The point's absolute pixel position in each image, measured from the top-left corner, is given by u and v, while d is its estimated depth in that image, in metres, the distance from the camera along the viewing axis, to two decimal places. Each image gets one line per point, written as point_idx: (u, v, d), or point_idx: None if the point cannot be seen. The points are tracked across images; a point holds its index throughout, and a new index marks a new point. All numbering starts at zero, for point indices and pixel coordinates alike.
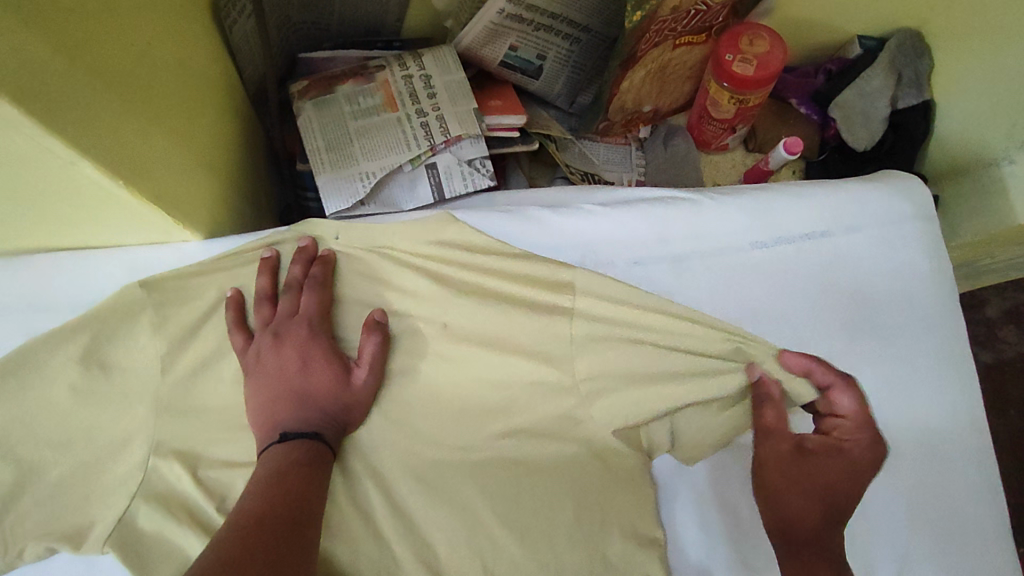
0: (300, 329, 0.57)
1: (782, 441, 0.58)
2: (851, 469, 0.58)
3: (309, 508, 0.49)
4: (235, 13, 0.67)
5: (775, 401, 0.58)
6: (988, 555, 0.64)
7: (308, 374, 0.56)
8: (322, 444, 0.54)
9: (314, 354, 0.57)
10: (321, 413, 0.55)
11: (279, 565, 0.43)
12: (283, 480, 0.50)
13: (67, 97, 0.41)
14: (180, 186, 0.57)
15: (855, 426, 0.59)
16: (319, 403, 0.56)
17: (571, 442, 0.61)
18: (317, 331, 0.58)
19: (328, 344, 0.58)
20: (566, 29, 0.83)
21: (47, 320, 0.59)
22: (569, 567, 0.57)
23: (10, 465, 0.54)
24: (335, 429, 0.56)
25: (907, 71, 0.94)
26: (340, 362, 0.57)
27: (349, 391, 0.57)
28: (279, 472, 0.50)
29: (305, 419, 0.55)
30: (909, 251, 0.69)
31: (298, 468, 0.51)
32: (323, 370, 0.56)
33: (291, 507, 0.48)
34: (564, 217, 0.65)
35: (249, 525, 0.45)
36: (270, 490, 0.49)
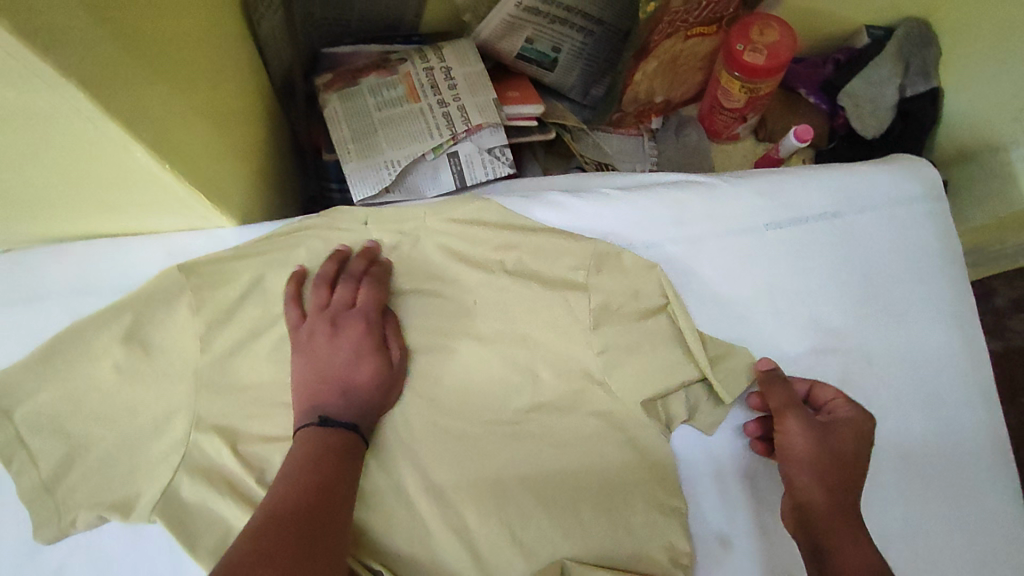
0: (357, 321, 0.59)
1: (787, 419, 0.59)
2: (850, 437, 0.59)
3: (337, 495, 0.51)
4: (262, 9, 0.69)
5: (784, 383, 0.61)
6: (998, 519, 0.66)
7: (356, 367, 0.58)
8: (359, 440, 0.56)
9: (366, 350, 0.58)
10: (362, 405, 0.57)
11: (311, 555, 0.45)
12: (316, 467, 0.51)
13: (124, 85, 0.44)
14: (215, 172, 0.59)
15: (847, 402, 0.61)
16: (363, 397, 0.57)
17: (596, 417, 0.62)
18: (370, 326, 0.59)
19: (378, 340, 0.59)
20: (581, 22, 0.85)
21: (90, 304, 0.61)
22: (594, 535, 0.59)
23: (62, 439, 0.57)
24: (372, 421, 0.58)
25: (915, 59, 0.96)
26: (387, 361, 0.59)
27: (389, 391, 0.59)
28: (314, 454, 0.52)
29: (349, 411, 0.56)
30: (919, 229, 0.71)
31: (334, 454, 0.53)
32: (371, 365, 0.58)
33: (324, 497, 0.49)
34: (583, 201, 0.67)
35: (281, 512, 0.47)
36: (310, 475, 0.50)
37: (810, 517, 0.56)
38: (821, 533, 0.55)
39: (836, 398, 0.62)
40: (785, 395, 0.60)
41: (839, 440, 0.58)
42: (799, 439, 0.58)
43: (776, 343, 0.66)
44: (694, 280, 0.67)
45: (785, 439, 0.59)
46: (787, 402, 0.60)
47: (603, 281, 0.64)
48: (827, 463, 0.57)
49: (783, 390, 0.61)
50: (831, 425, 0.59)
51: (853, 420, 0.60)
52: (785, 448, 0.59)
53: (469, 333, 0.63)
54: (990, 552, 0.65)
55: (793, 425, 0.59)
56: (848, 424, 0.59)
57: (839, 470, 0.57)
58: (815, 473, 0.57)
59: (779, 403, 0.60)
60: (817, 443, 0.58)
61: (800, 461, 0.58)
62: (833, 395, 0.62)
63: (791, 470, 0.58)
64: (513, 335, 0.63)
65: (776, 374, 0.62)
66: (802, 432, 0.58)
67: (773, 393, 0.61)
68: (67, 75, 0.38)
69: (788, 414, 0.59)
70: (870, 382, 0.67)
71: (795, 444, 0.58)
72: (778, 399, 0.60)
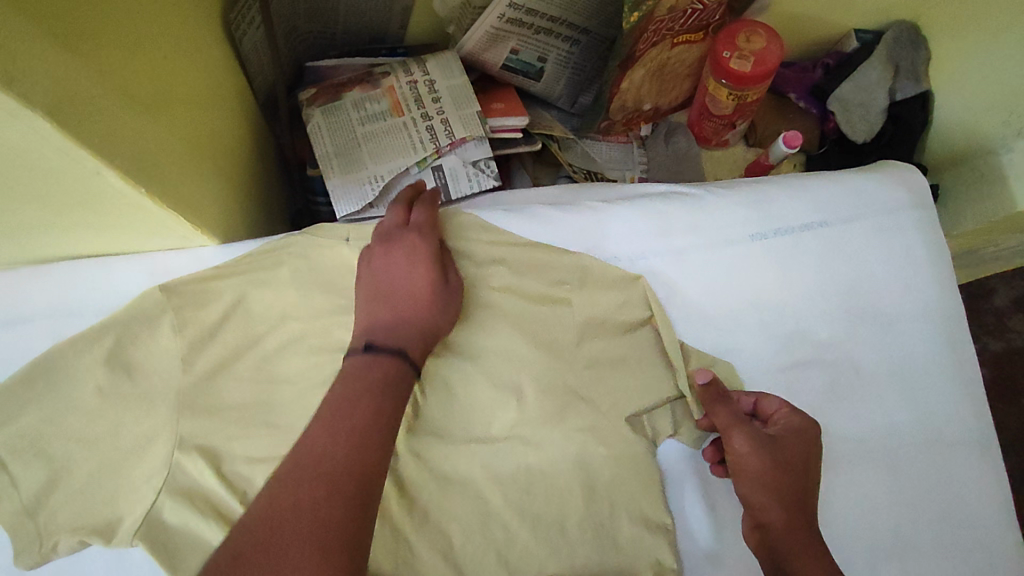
0: (411, 233, 0.60)
1: (734, 438, 0.58)
2: (797, 447, 0.58)
3: (374, 450, 0.45)
4: (244, 26, 0.69)
5: (725, 400, 0.59)
6: (989, 531, 0.66)
7: (410, 286, 0.57)
8: (407, 366, 0.52)
9: (420, 260, 0.58)
10: (416, 317, 0.55)
11: (345, 547, 0.40)
12: (350, 413, 0.47)
13: (95, 111, 0.44)
14: (194, 192, 0.59)
15: (793, 411, 0.60)
16: (415, 319, 0.55)
17: (583, 433, 0.61)
18: (427, 247, 0.59)
19: (435, 262, 0.59)
20: (566, 31, 0.85)
21: (72, 325, 0.61)
22: (580, 551, 0.59)
23: (43, 463, 0.56)
24: (420, 351, 0.55)
25: (904, 63, 0.95)
26: (439, 273, 0.59)
27: (438, 317, 0.57)
28: (344, 401, 0.47)
29: (400, 334, 0.54)
30: (907, 239, 0.71)
31: (369, 394, 0.48)
32: (426, 275, 0.57)
33: (355, 462, 0.44)
34: (566, 215, 0.67)
35: (299, 479, 0.42)
36: (339, 436, 0.45)
37: (769, 539, 0.56)
38: (781, 555, 0.54)
39: (780, 408, 0.60)
40: (728, 412, 0.59)
41: (786, 451, 0.57)
42: (746, 460, 0.57)
43: (762, 355, 0.66)
44: (680, 293, 0.66)
45: (735, 460, 0.58)
46: (731, 419, 0.58)
47: (586, 296, 0.64)
48: (779, 481, 0.56)
49: (726, 408, 0.59)
50: (778, 439, 0.58)
51: (799, 429, 0.59)
52: (737, 467, 0.58)
53: (453, 350, 0.62)
54: (980, 562, 0.65)
55: (739, 442, 0.58)
56: (794, 434, 0.58)
57: (791, 486, 0.56)
58: (770, 493, 0.56)
59: (723, 422, 0.59)
60: (765, 460, 0.57)
61: (754, 483, 0.57)
62: (777, 406, 0.61)
63: (745, 489, 0.57)
64: (497, 350, 0.63)
65: (717, 392, 0.60)
66: (749, 449, 0.57)
67: (714, 411, 0.59)
68: (33, 106, 0.39)
69: (733, 433, 0.58)
70: (856, 394, 0.66)
71: (745, 465, 0.57)
72: (722, 417, 0.59)
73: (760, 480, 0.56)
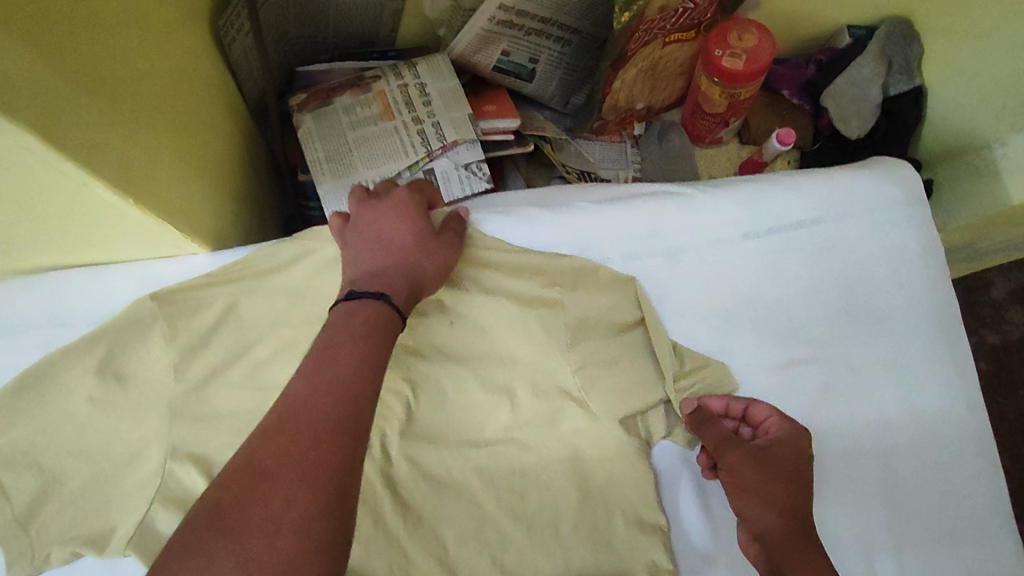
0: (401, 197, 0.61)
1: (726, 454, 0.58)
2: (788, 454, 0.58)
3: (358, 394, 0.44)
4: (233, 32, 0.69)
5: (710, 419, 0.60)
6: (986, 527, 0.65)
7: (397, 240, 0.57)
8: (388, 306, 0.51)
9: (408, 220, 0.59)
10: (402, 265, 0.55)
11: (331, 498, 0.39)
12: (333, 359, 0.45)
13: (80, 123, 0.44)
14: (183, 200, 0.59)
15: (784, 418, 0.60)
16: (400, 267, 0.55)
17: (576, 434, 0.62)
18: (416, 208, 0.60)
19: (423, 220, 0.60)
20: (557, 32, 0.84)
21: (63, 335, 0.61)
22: (575, 554, 0.59)
23: (34, 474, 0.56)
24: (406, 298, 0.53)
25: (897, 58, 0.94)
26: (427, 231, 0.59)
27: (425, 267, 0.57)
28: (326, 348, 0.46)
29: (386, 281, 0.53)
30: (900, 235, 0.70)
31: (351, 338, 0.47)
32: (413, 231, 0.58)
33: (339, 410, 0.42)
34: (559, 216, 0.67)
35: (283, 425, 0.41)
36: (322, 383, 0.43)
37: (768, 549, 0.56)
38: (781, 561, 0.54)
39: (770, 416, 0.60)
40: (716, 429, 0.59)
41: (776, 461, 0.58)
42: (738, 475, 0.58)
43: (756, 354, 0.66)
44: (673, 294, 0.66)
45: (728, 475, 0.58)
46: (721, 436, 0.59)
47: (579, 297, 0.64)
48: (771, 489, 0.57)
49: (712, 427, 0.60)
50: (768, 449, 0.58)
51: (789, 437, 0.59)
52: (731, 483, 0.58)
53: (445, 354, 0.63)
54: (976, 560, 0.64)
55: (732, 457, 0.58)
56: (784, 443, 0.58)
57: (784, 494, 0.57)
58: (764, 505, 0.57)
59: (713, 440, 0.59)
60: (757, 474, 0.57)
61: (750, 498, 0.57)
62: (766, 413, 0.60)
63: (740, 504, 0.58)
64: (490, 353, 0.63)
65: (708, 412, 0.60)
66: (741, 462, 0.58)
67: (702, 430, 0.60)
68: (17, 121, 0.38)
69: (724, 448, 0.58)
70: (851, 392, 0.66)
71: (739, 478, 0.58)
72: (709, 433, 0.59)
73: (749, 488, 0.57)
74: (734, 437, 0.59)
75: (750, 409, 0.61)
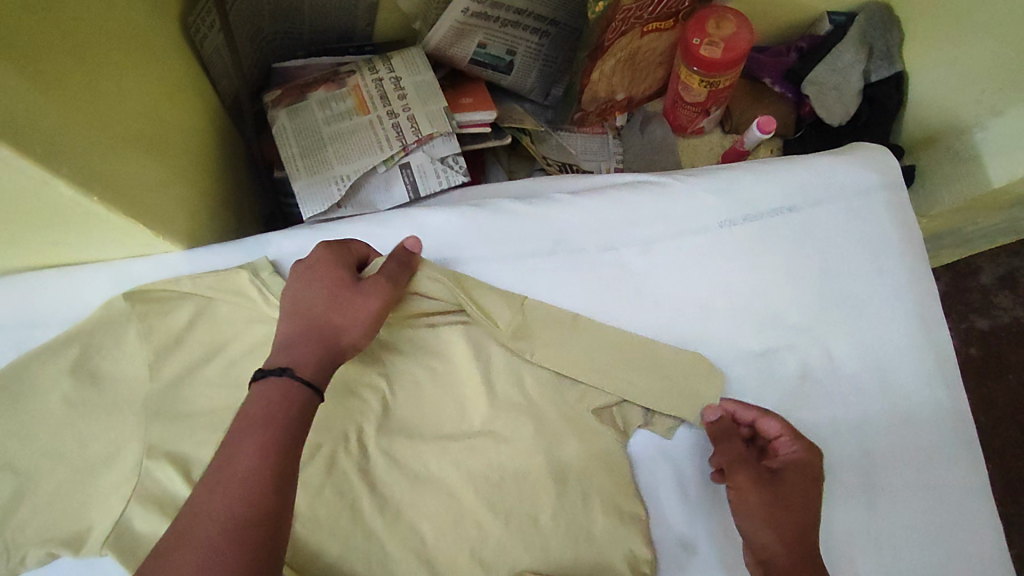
0: (322, 252, 0.58)
1: (738, 475, 0.60)
2: (798, 479, 0.60)
3: (252, 496, 0.43)
4: (205, 29, 0.68)
5: (728, 437, 0.61)
6: (967, 510, 0.66)
7: (310, 305, 0.55)
8: (289, 382, 0.50)
9: (324, 276, 0.56)
10: (313, 330, 0.53)
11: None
12: (228, 460, 0.45)
13: (40, 121, 0.43)
14: (156, 199, 0.59)
15: (795, 437, 0.61)
16: (310, 333, 0.53)
17: (554, 425, 0.62)
18: (336, 263, 0.57)
19: (345, 274, 0.57)
20: (533, 23, 0.84)
21: (38, 335, 0.61)
22: (553, 545, 0.59)
23: (10, 476, 0.56)
24: (316, 367, 0.52)
25: (877, 43, 0.94)
26: (343, 285, 0.56)
27: (348, 329, 0.54)
28: (230, 446, 0.46)
29: (292, 354, 0.52)
30: (877, 220, 0.70)
31: (254, 431, 0.46)
32: (325, 289, 0.55)
33: (241, 514, 0.42)
34: (533, 208, 0.67)
35: (178, 535, 0.42)
36: (224, 487, 0.43)
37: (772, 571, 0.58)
38: None
39: (781, 434, 0.61)
40: (732, 448, 0.61)
41: (787, 486, 0.60)
42: (749, 495, 0.60)
43: (733, 343, 0.66)
44: (650, 283, 0.66)
45: (736, 493, 0.60)
46: (734, 455, 0.61)
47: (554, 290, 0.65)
48: (780, 514, 0.59)
49: (729, 445, 0.61)
50: (780, 474, 0.61)
51: (802, 460, 0.60)
52: (739, 502, 0.60)
53: (421, 347, 0.63)
54: (955, 551, 0.64)
55: (743, 477, 0.60)
56: (796, 467, 0.60)
57: (793, 517, 0.59)
58: (773, 529, 0.59)
59: (726, 457, 0.61)
60: (767, 497, 0.60)
61: (756, 520, 0.59)
62: (777, 430, 0.61)
63: (746, 523, 0.60)
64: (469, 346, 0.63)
65: (727, 427, 0.62)
66: (751, 484, 0.60)
67: (716, 446, 0.62)
68: None
69: (735, 467, 0.60)
70: (829, 377, 0.66)
71: (748, 499, 0.60)
72: (723, 452, 0.61)
73: (761, 516, 0.59)
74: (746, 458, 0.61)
75: (759, 424, 0.62)
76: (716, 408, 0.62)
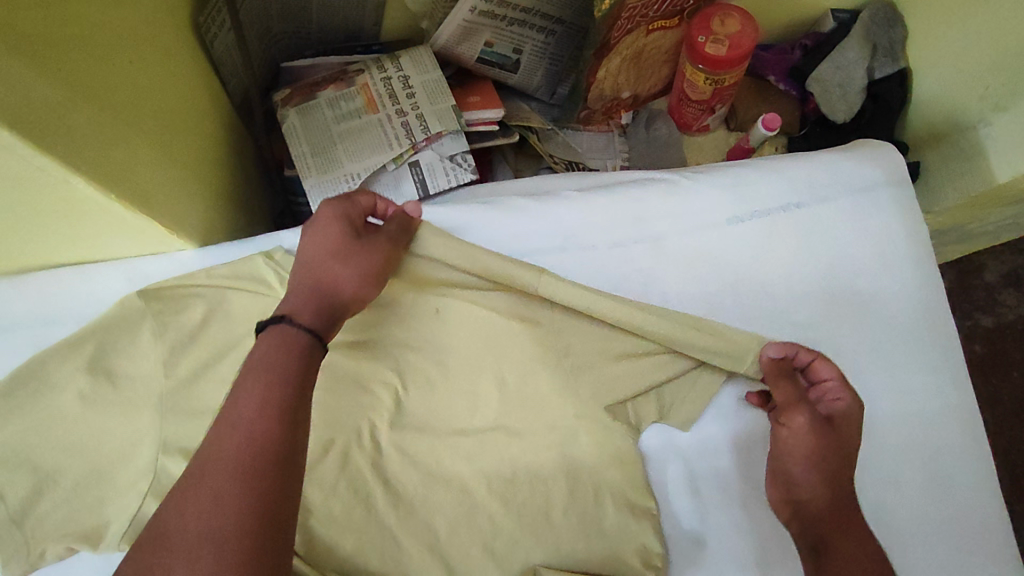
0: (327, 206, 0.58)
1: (794, 414, 0.58)
2: (849, 428, 0.58)
3: (264, 436, 0.43)
4: (215, 28, 0.69)
5: (786, 379, 0.60)
6: (977, 504, 0.66)
7: (313, 257, 0.54)
8: (291, 331, 0.49)
9: (327, 229, 0.56)
10: (315, 283, 0.53)
11: (254, 548, 0.39)
12: (234, 407, 0.44)
13: (57, 119, 0.44)
14: (169, 197, 0.60)
15: (845, 386, 0.59)
16: (313, 286, 0.53)
17: (565, 421, 0.62)
18: (340, 217, 0.57)
19: (346, 226, 0.56)
20: (540, 22, 0.84)
21: (54, 333, 0.61)
22: (566, 540, 0.59)
23: (28, 472, 0.56)
24: (317, 319, 0.51)
25: (881, 41, 0.95)
26: (346, 240, 0.56)
27: (350, 280, 0.54)
28: (233, 397, 0.45)
29: (294, 305, 0.51)
30: (885, 217, 0.71)
31: (257, 378, 0.46)
32: (329, 243, 0.55)
33: (252, 459, 0.42)
34: (543, 205, 0.67)
35: (191, 481, 0.41)
36: (231, 433, 0.43)
37: (809, 517, 0.57)
38: (823, 535, 0.56)
39: (832, 380, 0.59)
40: (789, 391, 0.59)
41: (840, 434, 0.58)
42: (801, 438, 0.58)
43: None
44: (659, 279, 0.67)
45: (785, 434, 0.59)
46: (792, 398, 0.59)
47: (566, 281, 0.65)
48: (831, 461, 0.57)
49: (788, 386, 0.59)
50: (834, 422, 0.58)
51: (851, 409, 0.58)
52: (783, 445, 0.59)
53: (432, 345, 0.63)
54: (961, 545, 0.65)
55: (799, 422, 0.58)
56: (849, 416, 0.58)
57: (840, 464, 0.57)
58: (816, 470, 0.57)
59: (784, 398, 0.59)
60: (822, 442, 0.57)
61: (802, 464, 0.58)
62: (829, 375, 0.59)
63: (793, 466, 0.58)
64: (481, 343, 0.63)
65: (781, 366, 0.60)
66: (807, 429, 0.58)
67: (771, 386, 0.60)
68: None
69: (793, 411, 0.59)
70: None
71: (796, 442, 0.58)
72: (781, 393, 0.59)
73: (812, 461, 0.57)
74: (802, 401, 0.59)
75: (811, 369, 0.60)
76: (774, 347, 0.61)
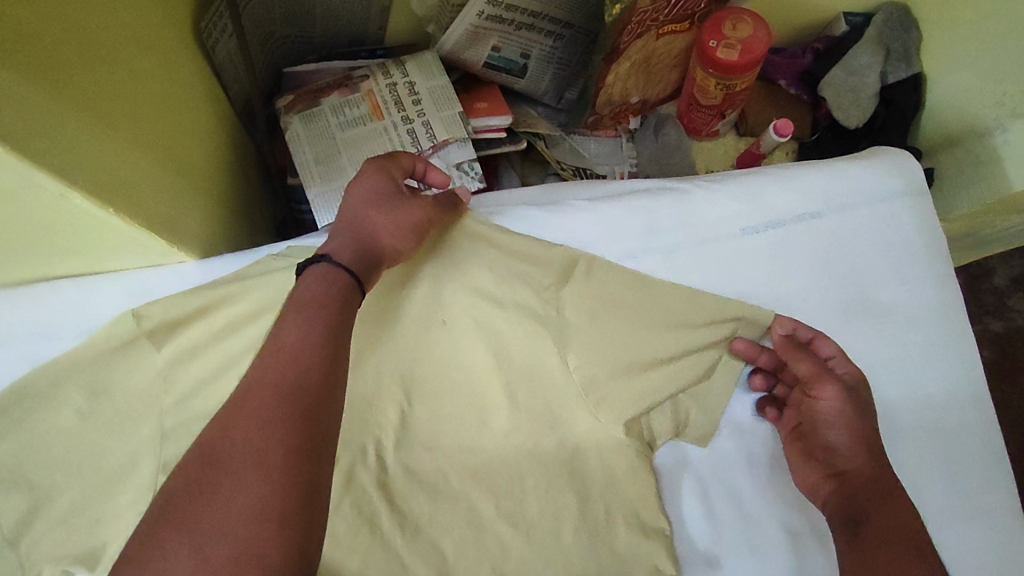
0: (376, 161, 0.59)
1: (823, 385, 0.62)
2: (862, 396, 0.62)
3: (308, 361, 0.43)
4: (217, 33, 0.67)
5: (806, 353, 0.63)
6: (999, 523, 0.64)
7: (359, 205, 0.55)
8: (335, 273, 0.49)
9: (375, 182, 0.57)
10: (359, 230, 0.54)
11: (297, 472, 0.39)
12: (279, 332, 0.44)
13: (54, 132, 0.42)
14: (169, 208, 0.58)
15: (845, 358, 0.63)
16: (355, 232, 0.53)
17: (574, 437, 0.61)
18: (388, 174, 0.58)
19: (394, 184, 0.58)
20: (548, 27, 0.83)
21: (49, 347, 0.60)
22: (575, 560, 0.58)
23: (23, 492, 0.55)
24: (357, 263, 0.52)
25: (895, 45, 0.93)
26: (392, 195, 0.57)
27: (392, 240, 0.55)
28: (279, 323, 0.45)
29: (337, 247, 0.52)
30: (903, 229, 0.69)
31: (304, 307, 0.46)
32: (375, 195, 0.56)
33: (296, 382, 0.42)
34: (553, 215, 0.65)
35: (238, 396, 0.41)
36: (276, 357, 0.43)
37: (850, 486, 0.59)
38: (863, 502, 0.58)
39: (834, 355, 0.63)
40: (813, 363, 0.62)
41: (863, 401, 0.61)
42: (832, 405, 0.61)
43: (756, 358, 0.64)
44: None
45: (814, 406, 0.62)
46: (817, 369, 0.62)
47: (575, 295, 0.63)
48: (860, 425, 0.61)
49: (809, 356, 0.62)
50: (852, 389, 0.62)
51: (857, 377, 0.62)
52: (812, 419, 0.62)
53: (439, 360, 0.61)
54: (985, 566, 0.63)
55: (828, 390, 0.62)
56: (857, 384, 0.62)
57: (866, 431, 0.61)
58: (848, 434, 0.61)
59: (808, 369, 0.62)
60: (849, 408, 0.61)
61: (835, 432, 0.61)
62: (829, 352, 0.63)
63: (829, 435, 0.61)
64: (488, 357, 0.62)
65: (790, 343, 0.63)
66: (834, 398, 0.61)
67: (789, 360, 0.63)
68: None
69: (820, 380, 0.62)
70: None
71: (825, 413, 0.62)
72: (804, 365, 0.62)
73: (841, 428, 0.61)
74: (825, 372, 0.62)
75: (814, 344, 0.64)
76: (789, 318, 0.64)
